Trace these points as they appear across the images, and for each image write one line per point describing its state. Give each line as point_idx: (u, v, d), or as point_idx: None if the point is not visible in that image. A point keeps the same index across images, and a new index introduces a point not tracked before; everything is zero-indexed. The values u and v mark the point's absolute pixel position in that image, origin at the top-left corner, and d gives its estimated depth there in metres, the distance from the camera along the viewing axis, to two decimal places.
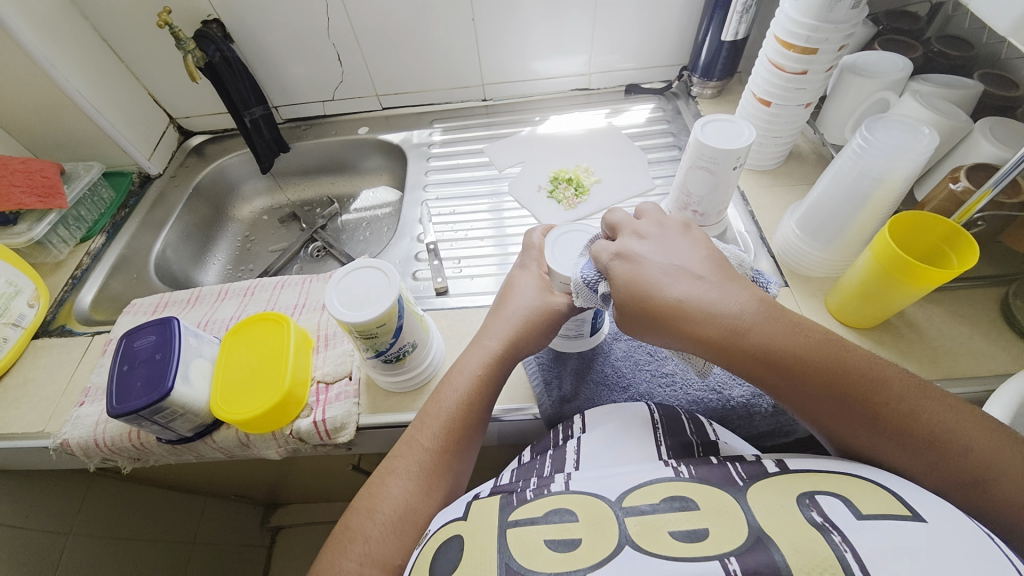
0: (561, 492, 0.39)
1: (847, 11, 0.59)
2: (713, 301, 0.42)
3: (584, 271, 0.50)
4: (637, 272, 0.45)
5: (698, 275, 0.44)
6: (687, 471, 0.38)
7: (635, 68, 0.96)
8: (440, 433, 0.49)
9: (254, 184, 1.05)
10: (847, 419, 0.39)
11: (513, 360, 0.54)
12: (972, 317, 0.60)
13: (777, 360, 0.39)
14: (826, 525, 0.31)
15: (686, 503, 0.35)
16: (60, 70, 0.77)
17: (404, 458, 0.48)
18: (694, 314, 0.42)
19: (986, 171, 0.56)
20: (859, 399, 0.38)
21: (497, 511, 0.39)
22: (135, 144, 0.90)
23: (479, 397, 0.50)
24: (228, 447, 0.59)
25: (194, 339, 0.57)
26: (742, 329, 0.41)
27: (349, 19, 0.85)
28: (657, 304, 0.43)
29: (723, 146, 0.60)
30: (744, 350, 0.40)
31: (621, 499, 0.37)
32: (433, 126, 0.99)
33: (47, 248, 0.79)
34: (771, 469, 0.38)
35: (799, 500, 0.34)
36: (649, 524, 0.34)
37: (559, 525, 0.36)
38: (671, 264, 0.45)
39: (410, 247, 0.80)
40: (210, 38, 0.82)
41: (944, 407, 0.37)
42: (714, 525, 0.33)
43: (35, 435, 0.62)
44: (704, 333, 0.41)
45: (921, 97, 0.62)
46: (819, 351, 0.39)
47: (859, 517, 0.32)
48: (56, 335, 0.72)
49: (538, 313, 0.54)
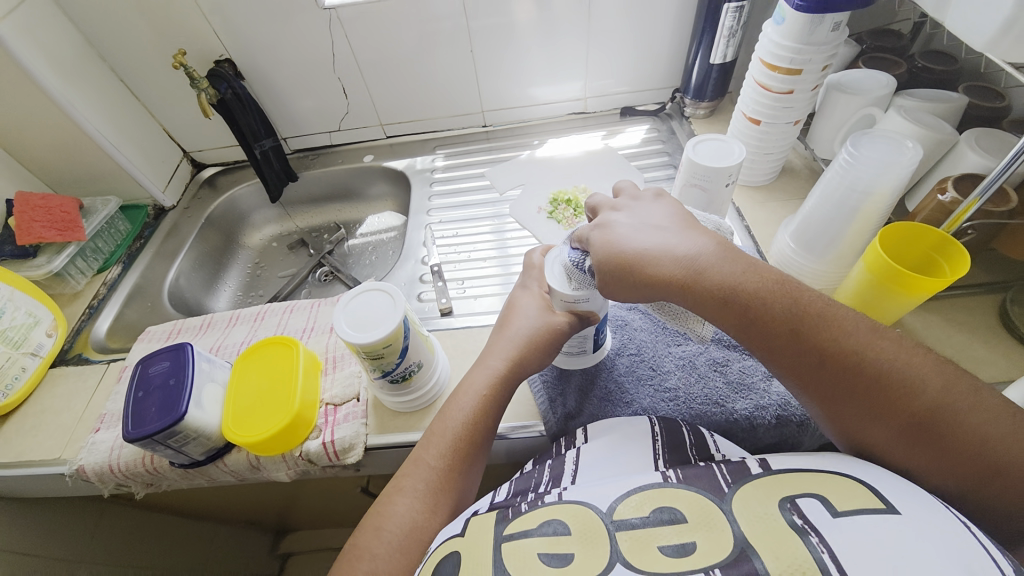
0: (555, 503, 0.40)
1: (828, 33, 0.62)
2: (675, 247, 0.47)
3: (572, 255, 0.53)
4: (608, 231, 0.50)
5: (663, 230, 0.49)
6: (675, 475, 0.39)
7: (630, 91, 1.00)
8: (445, 452, 0.49)
9: (264, 213, 1.08)
10: (809, 363, 0.40)
11: (516, 379, 0.54)
12: (970, 324, 0.61)
13: (737, 306, 0.43)
14: (804, 527, 0.32)
15: (674, 515, 0.36)
16: (79, 110, 0.81)
17: (410, 467, 0.49)
18: (659, 259, 0.46)
19: (974, 181, 0.57)
20: (819, 344, 0.40)
21: (495, 524, 0.39)
22: (149, 178, 0.94)
23: (485, 415, 0.51)
24: (239, 471, 0.60)
25: (207, 364, 0.59)
26: (700, 270, 0.45)
27: (353, 54, 0.90)
28: (625, 254, 0.47)
29: (714, 164, 0.62)
30: (704, 288, 0.44)
31: (611, 510, 0.37)
32: (435, 152, 1.03)
33: (65, 280, 0.82)
34: (754, 470, 0.38)
35: (780, 504, 0.34)
36: (639, 539, 0.35)
37: (552, 537, 0.37)
38: (641, 224, 0.50)
39: (415, 269, 0.82)
40: (222, 76, 0.87)
41: (904, 353, 0.38)
42: (704, 538, 0.34)
43: (51, 461, 0.64)
44: (668, 275, 0.45)
45: (906, 112, 0.64)
46: (777, 292, 0.42)
47: (835, 515, 0.33)
48: (72, 363, 0.74)
49: (544, 331, 0.55)
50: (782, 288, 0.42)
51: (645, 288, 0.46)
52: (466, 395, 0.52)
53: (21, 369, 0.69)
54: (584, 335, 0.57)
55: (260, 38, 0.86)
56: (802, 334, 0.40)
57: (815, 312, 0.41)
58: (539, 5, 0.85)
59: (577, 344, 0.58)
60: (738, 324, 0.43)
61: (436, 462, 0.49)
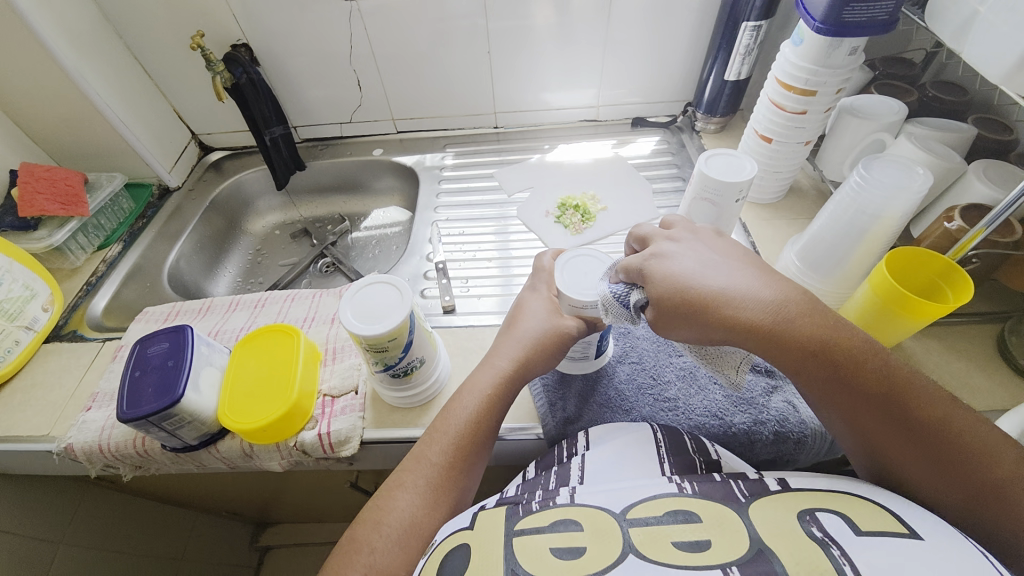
0: (567, 504, 0.40)
1: (845, 57, 0.63)
2: (756, 292, 0.45)
3: (613, 287, 0.51)
4: (686, 267, 0.48)
5: (735, 269, 0.47)
6: (690, 487, 0.40)
7: (641, 102, 1.00)
8: (448, 449, 0.49)
9: (268, 200, 1.08)
10: (883, 424, 0.40)
11: (521, 382, 0.54)
12: (969, 352, 0.61)
13: (815, 352, 0.42)
14: (825, 540, 0.33)
15: (689, 516, 0.37)
16: (90, 83, 0.81)
17: (414, 462, 0.49)
18: (738, 302, 0.44)
19: (980, 212, 0.58)
20: (902, 409, 0.40)
21: (504, 520, 0.40)
22: (156, 157, 0.93)
23: (488, 416, 0.51)
24: (232, 458, 0.59)
25: (206, 347, 0.58)
26: (785, 318, 0.43)
27: (370, 47, 0.90)
28: (699, 294, 0.46)
29: (726, 179, 0.62)
30: (790, 337, 0.43)
31: (625, 510, 0.39)
32: (445, 150, 1.03)
33: (64, 254, 0.81)
34: (772, 486, 0.40)
35: (800, 516, 0.36)
36: (653, 534, 0.36)
37: (565, 533, 0.38)
38: (706, 260, 0.49)
39: (419, 265, 0.81)
40: (238, 61, 0.86)
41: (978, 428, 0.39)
42: (716, 536, 0.35)
43: (39, 438, 0.62)
44: (751, 319, 0.44)
45: (917, 139, 0.64)
46: (867, 352, 0.41)
47: (858, 533, 0.34)
48: (67, 340, 0.73)
49: (553, 335, 0.55)
50: (869, 345, 0.42)
51: (713, 325, 0.45)
52: (474, 396, 0.52)
53: (15, 342, 0.68)
54: (589, 341, 0.57)
55: (279, 25, 0.86)
56: (845, 367, 0.41)
57: (901, 376, 0.41)
58: (558, 9, 0.85)
59: (581, 350, 0.59)
60: (811, 368, 0.42)
61: (439, 458, 0.49)
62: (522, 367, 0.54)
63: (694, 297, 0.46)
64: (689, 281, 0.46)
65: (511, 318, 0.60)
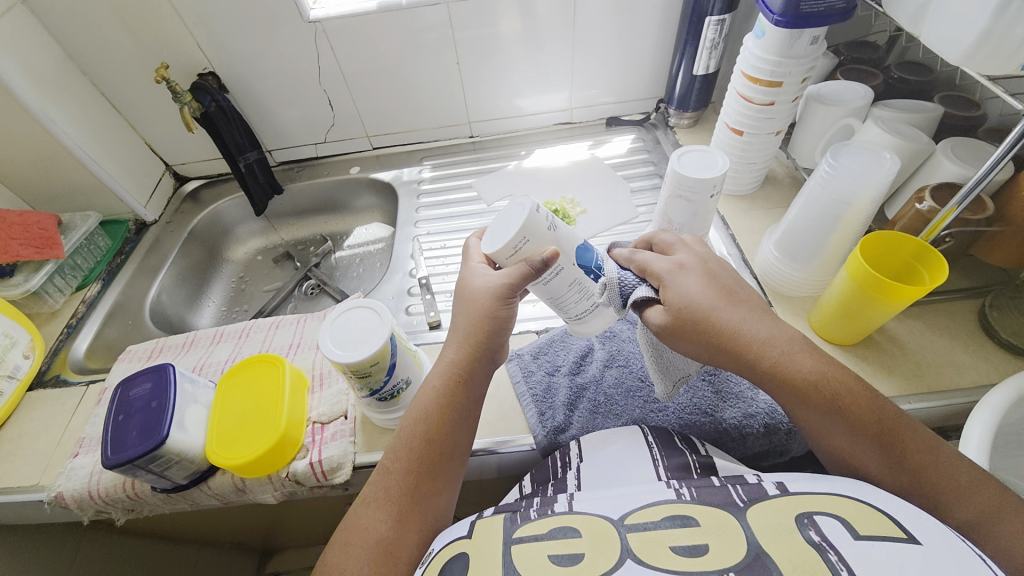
0: (564, 513, 0.40)
1: (806, 46, 0.63)
2: (767, 330, 0.48)
3: (624, 274, 0.53)
4: (701, 281, 0.49)
5: (753, 306, 0.49)
6: (688, 493, 0.40)
7: (615, 102, 1.01)
8: (409, 461, 0.48)
9: (249, 226, 1.07)
10: (868, 455, 0.44)
11: (474, 378, 0.52)
12: (951, 329, 0.62)
13: (808, 389, 0.45)
14: (823, 545, 0.34)
15: (687, 520, 0.37)
16: (58, 124, 0.80)
17: (380, 478, 0.48)
18: (751, 337, 0.47)
19: (950, 190, 0.58)
20: (881, 442, 0.43)
21: (503, 529, 0.40)
22: (131, 192, 0.93)
23: (446, 423, 0.50)
24: (224, 494, 0.58)
25: (190, 384, 0.58)
26: (786, 358, 0.47)
27: (338, 65, 0.89)
28: (718, 324, 0.47)
29: (699, 176, 0.62)
30: (787, 373, 0.46)
31: (624, 517, 0.39)
32: (422, 163, 1.03)
33: (43, 298, 0.80)
34: (771, 491, 0.40)
35: (798, 519, 0.36)
36: (651, 539, 0.36)
37: (563, 540, 0.38)
38: (712, 278, 0.50)
39: (403, 282, 0.81)
40: (205, 89, 0.86)
41: (956, 465, 0.42)
42: (715, 541, 0.36)
43: (27, 489, 0.62)
44: (758, 353, 0.47)
45: (884, 122, 0.65)
46: (852, 389, 0.45)
47: (856, 537, 0.34)
48: (51, 386, 0.72)
49: (488, 293, 0.51)
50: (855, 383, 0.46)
51: (712, 338, 0.47)
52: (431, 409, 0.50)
53: None
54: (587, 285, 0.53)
55: (245, 50, 0.86)
56: (836, 408, 0.45)
57: (884, 412, 0.44)
58: (523, 14, 0.85)
59: (585, 299, 0.54)
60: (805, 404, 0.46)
61: (403, 474, 0.48)
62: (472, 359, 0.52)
63: (700, 312, 0.48)
64: (704, 296, 0.48)
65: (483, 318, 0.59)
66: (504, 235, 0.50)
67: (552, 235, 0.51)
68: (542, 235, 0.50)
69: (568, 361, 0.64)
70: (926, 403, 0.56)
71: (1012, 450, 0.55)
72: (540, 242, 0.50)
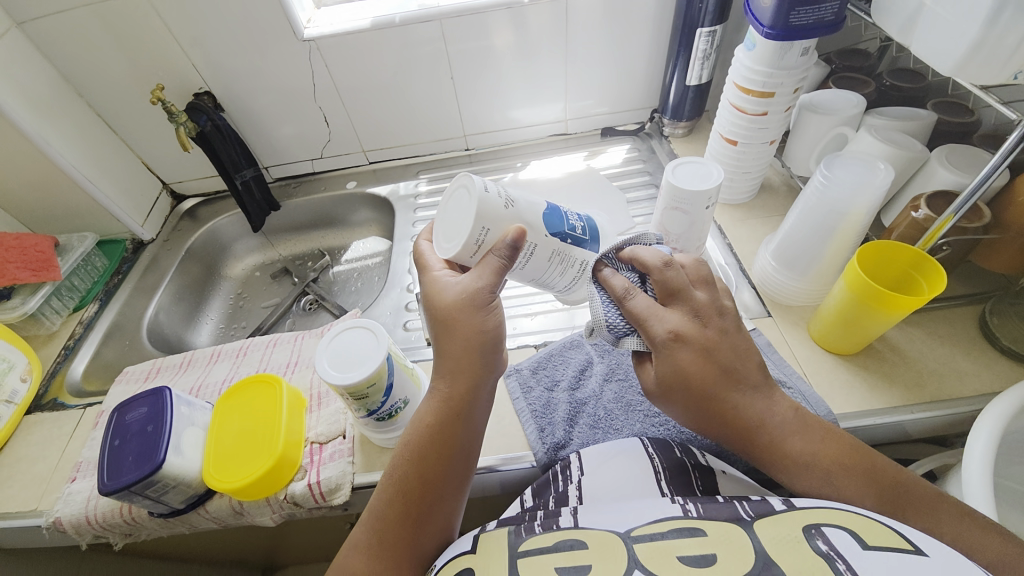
0: (569, 528, 0.40)
1: (798, 57, 0.64)
2: (762, 408, 0.47)
3: (609, 316, 0.49)
4: (693, 356, 0.47)
5: (752, 383, 0.48)
6: (695, 509, 0.40)
7: (609, 112, 1.01)
8: (397, 503, 0.46)
9: (246, 243, 1.07)
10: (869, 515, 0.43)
11: (463, 410, 0.48)
12: (951, 337, 0.62)
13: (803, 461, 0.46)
14: (832, 554, 0.33)
15: (695, 532, 0.37)
16: (54, 146, 0.80)
17: (369, 519, 0.47)
18: (745, 418, 0.47)
19: (945, 198, 0.58)
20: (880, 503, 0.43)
21: (510, 539, 0.40)
22: (128, 212, 0.93)
23: (434, 461, 0.47)
24: (222, 517, 0.58)
25: (187, 407, 0.58)
26: (781, 433, 0.47)
27: (333, 82, 0.90)
28: (709, 403, 0.47)
29: (693, 187, 0.63)
30: (780, 446, 0.46)
31: (630, 529, 0.38)
32: (418, 177, 1.03)
33: (40, 320, 0.80)
34: (778, 506, 0.39)
35: (806, 530, 0.36)
36: (659, 550, 0.36)
37: (568, 552, 0.37)
38: (711, 354, 0.47)
39: (400, 297, 0.81)
40: (202, 109, 0.86)
41: (959, 520, 0.41)
42: (723, 551, 0.35)
43: (25, 515, 0.61)
44: (751, 429, 0.47)
45: (877, 131, 0.65)
46: (848, 455, 0.45)
47: (866, 547, 0.34)
48: (48, 409, 0.72)
49: (463, 300, 0.48)
50: (851, 449, 0.46)
51: (701, 408, 0.47)
52: (420, 438, 0.48)
53: None
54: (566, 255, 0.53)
55: (239, 69, 0.86)
56: (833, 473, 0.44)
57: (882, 474, 0.44)
58: (515, 28, 0.86)
59: (571, 268, 0.54)
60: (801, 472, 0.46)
61: (393, 511, 0.46)
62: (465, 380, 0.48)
63: (692, 387, 0.47)
64: (693, 372, 0.47)
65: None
66: (461, 232, 0.49)
67: (512, 213, 0.49)
68: (501, 216, 0.48)
69: (567, 376, 0.64)
70: (929, 412, 0.56)
71: (1017, 458, 0.55)
72: (502, 227, 0.48)
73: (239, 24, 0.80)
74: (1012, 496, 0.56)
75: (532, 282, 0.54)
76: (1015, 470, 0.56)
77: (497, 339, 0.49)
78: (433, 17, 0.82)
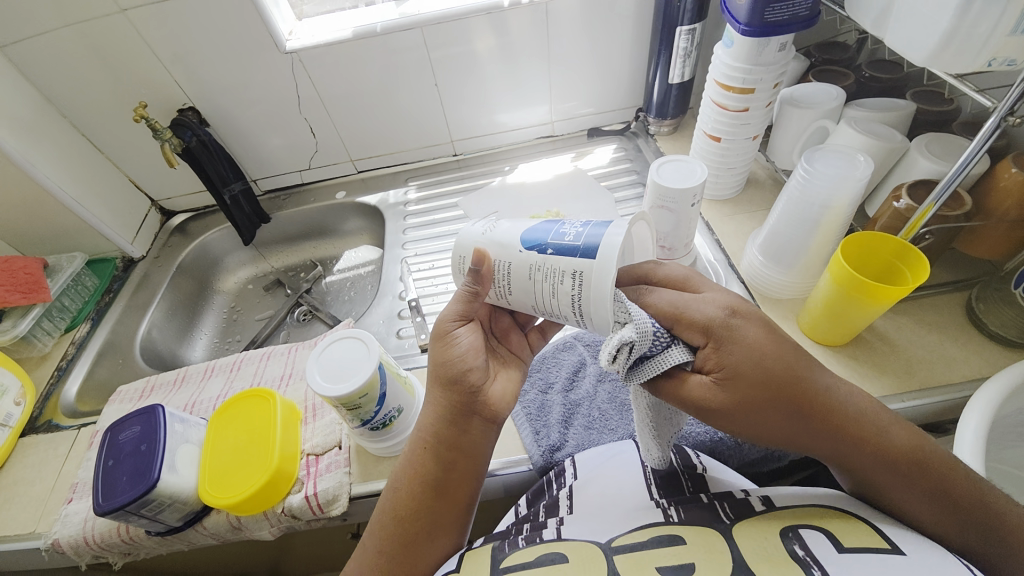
0: (552, 540, 0.44)
1: (775, 53, 0.64)
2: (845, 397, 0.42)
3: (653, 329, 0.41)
4: (758, 331, 0.41)
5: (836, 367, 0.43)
6: (677, 515, 0.44)
7: (595, 112, 1.02)
8: (414, 498, 0.47)
9: (237, 256, 1.07)
10: (935, 501, 0.41)
11: (457, 425, 0.47)
12: (939, 324, 0.62)
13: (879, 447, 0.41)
14: (807, 559, 0.37)
15: (675, 540, 0.41)
16: (39, 168, 0.80)
17: (378, 512, 0.49)
18: (828, 399, 0.41)
19: (926, 188, 0.59)
20: (954, 494, 0.40)
21: (491, 558, 0.43)
22: (116, 230, 0.93)
23: (437, 464, 0.47)
24: (220, 533, 0.58)
25: (180, 425, 0.58)
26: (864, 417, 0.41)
27: (317, 91, 0.89)
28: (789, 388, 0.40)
29: (678, 186, 0.63)
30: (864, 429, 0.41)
31: (610, 540, 0.43)
32: (408, 184, 1.03)
33: (31, 343, 0.80)
34: (758, 507, 0.44)
35: (783, 534, 0.40)
36: (639, 559, 0.40)
37: (550, 565, 0.41)
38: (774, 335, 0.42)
39: (393, 304, 0.82)
40: (186, 125, 0.86)
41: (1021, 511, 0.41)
42: (701, 559, 0.39)
43: (23, 537, 0.61)
44: (833, 411, 0.41)
45: (857, 123, 0.66)
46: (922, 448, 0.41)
47: (841, 550, 0.37)
48: (42, 431, 0.71)
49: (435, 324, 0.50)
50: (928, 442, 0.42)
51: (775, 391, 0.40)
52: (437, 445, 0.47)
53: None
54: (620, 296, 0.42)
55: (221, 82, 0.86)
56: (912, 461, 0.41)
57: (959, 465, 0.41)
58: (496, 33, 0.86)
59: (558, 284, 0.44)
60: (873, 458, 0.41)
61: (400, 511, 0.47)
62: (457, 400, 0.47)
63: (761, 375, 0.40)
64: (766, 352, 0.40)
65: (500, 351, 0.53)
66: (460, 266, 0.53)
67: (485, 238, 0.48)
68: (475, 240, 0.49)
69: (561, 377, 0.64)
70: (919, 400, 0.56)
71: (1008, 442, 0.56)
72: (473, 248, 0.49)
73: (221, 39, 0.80)
74: (1007, 479, 0.56)
75: (534, 307, 0.48)
76: (1007, 452, 0.56)
77: (467, 366, 0.47)
78: (415, 25, 0.83)
